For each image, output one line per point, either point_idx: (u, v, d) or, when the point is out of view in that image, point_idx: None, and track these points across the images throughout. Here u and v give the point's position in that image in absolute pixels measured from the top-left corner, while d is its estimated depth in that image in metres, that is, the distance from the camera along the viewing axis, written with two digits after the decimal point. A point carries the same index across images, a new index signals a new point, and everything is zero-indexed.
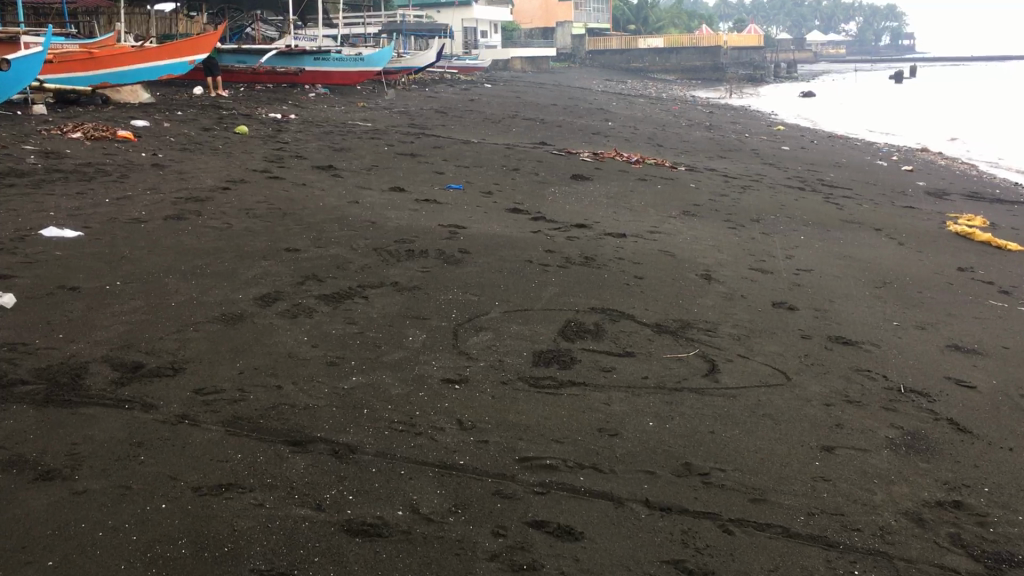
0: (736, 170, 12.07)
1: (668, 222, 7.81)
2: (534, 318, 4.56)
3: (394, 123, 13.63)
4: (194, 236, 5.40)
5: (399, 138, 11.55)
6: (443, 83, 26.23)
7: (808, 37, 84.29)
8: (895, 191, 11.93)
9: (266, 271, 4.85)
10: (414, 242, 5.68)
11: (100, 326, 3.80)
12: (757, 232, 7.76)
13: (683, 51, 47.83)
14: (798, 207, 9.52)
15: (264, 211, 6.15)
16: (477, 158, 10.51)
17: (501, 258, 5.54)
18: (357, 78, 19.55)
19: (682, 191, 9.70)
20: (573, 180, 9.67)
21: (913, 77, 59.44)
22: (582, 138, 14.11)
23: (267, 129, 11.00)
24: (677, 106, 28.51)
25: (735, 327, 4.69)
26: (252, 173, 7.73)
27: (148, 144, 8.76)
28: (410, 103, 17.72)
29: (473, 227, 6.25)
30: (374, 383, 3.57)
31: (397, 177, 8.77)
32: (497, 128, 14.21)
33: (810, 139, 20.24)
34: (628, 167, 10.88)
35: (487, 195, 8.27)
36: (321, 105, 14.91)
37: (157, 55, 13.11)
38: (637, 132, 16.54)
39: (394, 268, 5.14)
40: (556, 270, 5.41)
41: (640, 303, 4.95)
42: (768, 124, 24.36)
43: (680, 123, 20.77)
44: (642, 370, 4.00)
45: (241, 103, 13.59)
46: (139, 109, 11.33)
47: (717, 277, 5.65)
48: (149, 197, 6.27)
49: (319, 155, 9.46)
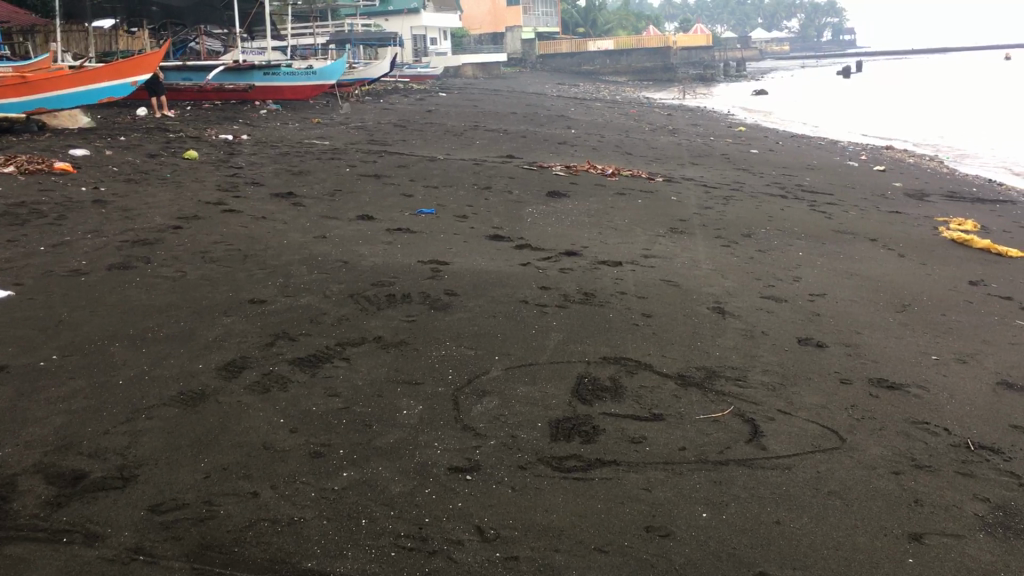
0: (713, 178, 11.62)
1: (658, 242, 7.29)
2: (542, 376, 3.99)
3: (352, 139, 12.99)
4: (144, 290, 4.75)
5: (360, 157, 10.92)
6: (398, 93, 25.60)
7: (753, 34, 84.87)
8: (876, 195, 11.56)
9: (229, 331, 4.23)
10: (394, 284, 5.09)
11: (28, 420, 3.15)
12: (753, 250, 7.27)
13: (634, 53, 47.62)
14: (787, 218, 9.07)
15: (222, 254, 5.50)
16: (445, 176, 9.91)
17: (493, 299, 4.96)
18: (310, 92, 18.70)
19: (664, 205, 9.19)
20: (549, 197, 9.13)
21: (858, 71, 59.86)
22: (549, 150, 13.59)
23: (219, 153, 10.32)
24: (634, 109, 28.18)
25: (767, 374, 4.17)
26: (206, 206, 7.07)
27: (89, 176, 8.05)
28: (367, 116, 17.06)
29: (456, 262, 5.67)
30: (367, 479, 2.97)
31: (363, 202, 8.16)
32: (461, 142, 13.63)
33: (774, 139, 19.94)
34: (603, 180, 10.35)
35: (462, 219, 7.69)
36: (274, 123, 14.23)
37: (97, 77, 12.26)
38: (603, 140, 16.05)
39: (375, 319, 4.55)
40: (555, 312, 4.85)
41: (654, 349, 4.41)
42: (729, 125, 24.09)
43: (641, 128, 20.37)
44: (678, 439, 3.45)
45: (189, 124, 12.86)
46: (80, 136, 10.58)
47: (729, 309, 5.14)
48: (91, 242, 5.60)
49: (277, 181, 8.82)
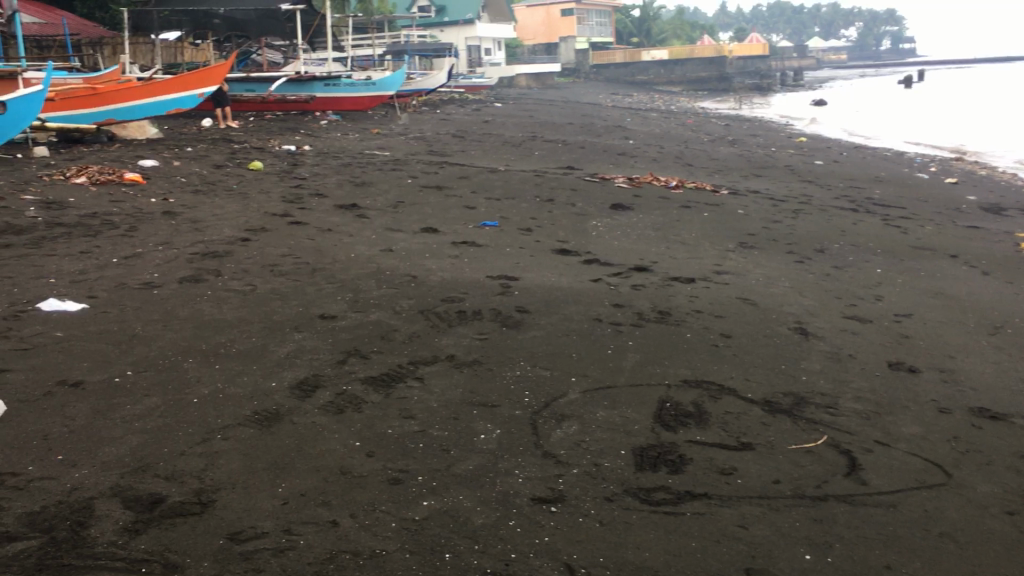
0: (779, 190, 11.35)
1: (729, 257, 7.09)
2: (622, 399, 3.84)
3: (412, 150, 12.97)
4: (215, 304, 4.70)
5: (421, 168, 10.87)
6: (454, 104, 25.62)
7: (809, 43, 83.76)
8: (950, 209, 11.18)
9: (301, 348, 4.15)
10: (464, 300, 4.99)
11: (105, 439, 3.09)
12: (829, 267, 7.03)
13: (689, 63, 47.17)
14: (859, 233, 8.79)
15: (290, 267, 5.46)
16: (508, 188, 9.80)
17: (566, 317, 4.82)
18: (369, 103, 18.76)
19: (732, 218, 8.97)
20: (613, 210, 8.97)
21: (920, 80, 58.61)
22: (609, 161, 13.42)
23: (282, 164, 10.36)
24: (691, 119, 27.87)
25: (858, 402, 3.97)
26: (272, 218, 7.06)
27: (158, 187, 8.10)
28: (425, 127, 17.06)
29: (526, 277, 5.55)
30: (449, 509, 2.84)
31: (426, 214, 8.09)
32: (520, 153, 13.52)
33: (838, 151, 19.50)
34: (667, 193, 10.16)
35: (527, 232, 7.58)
36: (334, 133, 14.30)
37: (164, 88, 12.43)
38: (663, 152, 15.83)
39: (447, 336, 4.44)
40: (631, 331, 4.70)
41: (737, 372, 4.23)
42: (789, 136, 23.67)
43: (701, 139, 20.08)
44: (770, 472, 3.27)
45: (252, 134, 12.96)
46: (147, 147, 10.71)
47: (812, 330, 4.94)
48: (161, 254, 5.59)
49: (340, 192, 8.80)
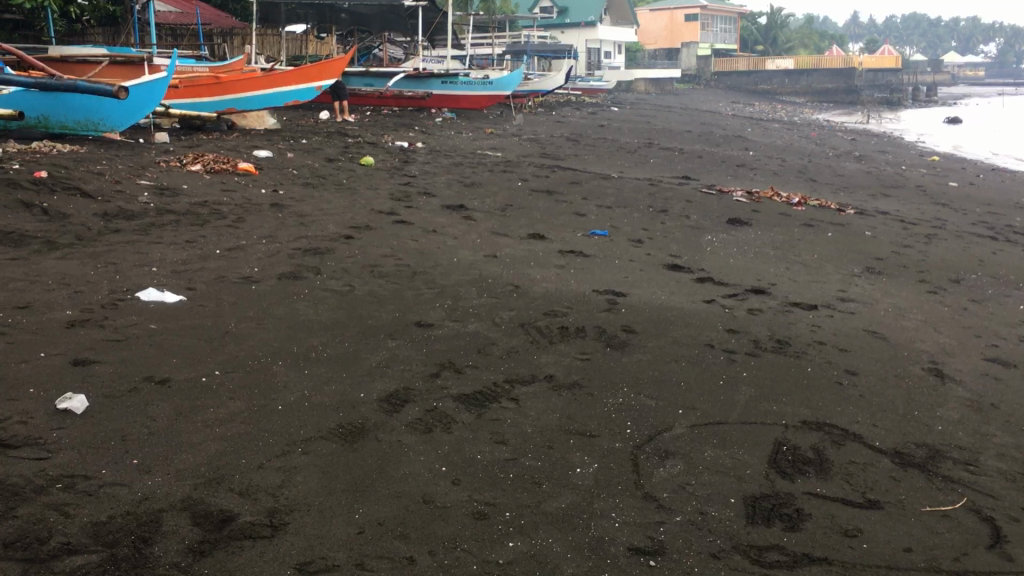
0: (910, 212, 10.66)
1: (855, 283, 6.61)
2: (733, 439, 3.51)
3: (525, 151, 12.78)
4: (311, 305, 4.58)
5: (532, 171, 10.66)
6: (570, 106, 25.38)
7: (945, 57, 80.09)
8: None
9: (394, 359, 3.98)
10: (567, 315, 4.73)
11: (183, 445, 2.97)
12: (965, 300, 6.47)
13: (815, 73, 45.65)
14: (999, 263, 8.12)
15: (391, 269, 5.31)
16: (620, 196, 9.49)
17: (676, 341, 4.50)
18: (485, 102, 18.68)
19: (857, 240, 8.42)
20: (730, 225, 8.55)
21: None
22: (727, 172, 12.92)
23: (394, 160, 10.31)
24: (815, 132, 26.86)
25: (1003, 460, 3.52)
26: (378, 215, 6.96)
27: (269, 178, 8.14)
28: (539, 128, 16.86)
29: (635, 294, 5.25)
30: (537, 553, 2.59)
31: (535, 219, 7.86)
32: (635, 160, 13.16)
33: (974, 172, 18.37)
34: (788, 209, 9.65)
35: (638, 244, 7.26)
36: (448, 131, 14.25)
37: (283, 80, 12.60)
38: (784, 165, 15.19)
39: (547, 354, 4.19)
40: (746, 360, 4.34)
41: (863, 415, 3.83)
42: (920, 154, 22.50)
43: (825, 153, 19.25)
44: (901, 538, 2.89)
45: (367, 129, 13.01)
46: (263, 137, 10.84)
47: (948, 372, 4.47)
48: (264, 248, 5.53)
49: (449, 192, 8.67)
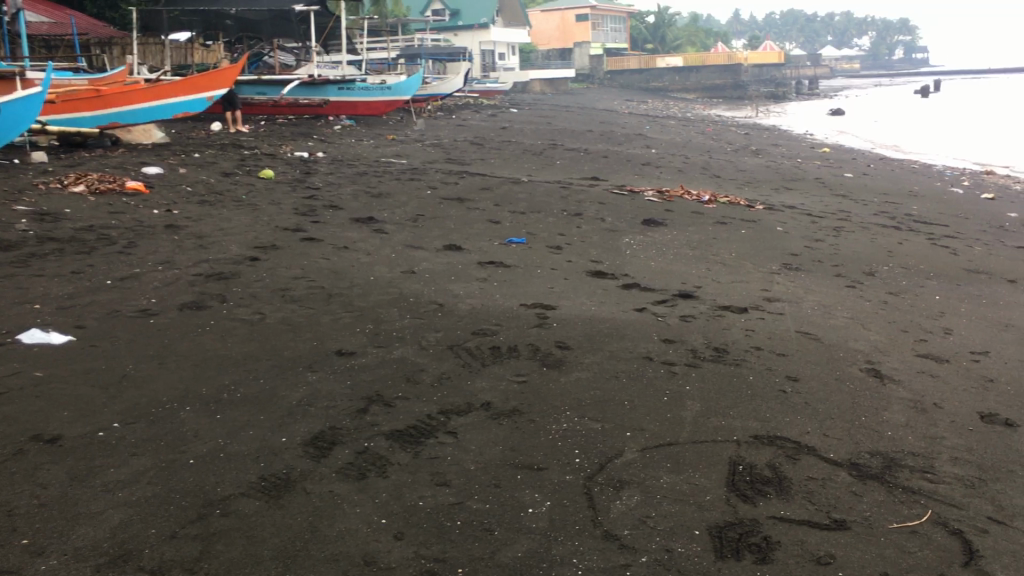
0: (815, 205, 10.77)
1: (776, 282, 6.54)
2: (687, 461, 3.31)
3: (429, 157, 12.48)
4: (218, 338, 4.22)
5: (439, 177, 10.37)
6: (469, 108, 25.13)
7: (824, 51, 83.03)
8: (996, 226, 10.59)
9: (316, 395, 3.66)
10: (496, 334, 4.47)
11: (81, 520, 2.61)
12: (884, 293, 6.48)
13: (704, 69, 46.59)
14: (908, 253, 8.22)
15: (303, 292, 4.97)
16: (531, 200, 9.28)
17: (613, 355, 4.30)
18: (384, 108, 18.28)
19: (770, 236, 8.41)
20: (645, 226, 8.45)
21: (936, 91, 57.73)
22: (633, 171, 12.87)
23: (295, 172, 9.86)
24: (710, 127, 27.30)
25: (958, 464, 3.41)
26: (283, 233, 6.57)
27: (161, 197, 7.63)
28: (441, 133, 16.56)
29: (563, 307, 5.03)
30: None
31: (448, 229, 7.57)
32: (541, 162, 13.00)
33: (865, 162, 18.90)
34: (700, 207, 9.61)
35: (556, 251, 7.06)
36: (348, 139, 13.81)
37: (172, 91, 11.96)
38: (687, 162, 15.27)
39: (480, 379, 3.93)
40: (686, 373, 4.16)
41: (813, 425, 3.68)
42: (812, 145, 23.08)
43: (723, 148, 19.48)
44: (874, 562, 2.73)
45: (263, 139, 12.48)
46: (151, 152, 10.24)
47: (886, 371, 4.38)
48: (161, 275, 5.11)
49: (355, 203, 8.31)
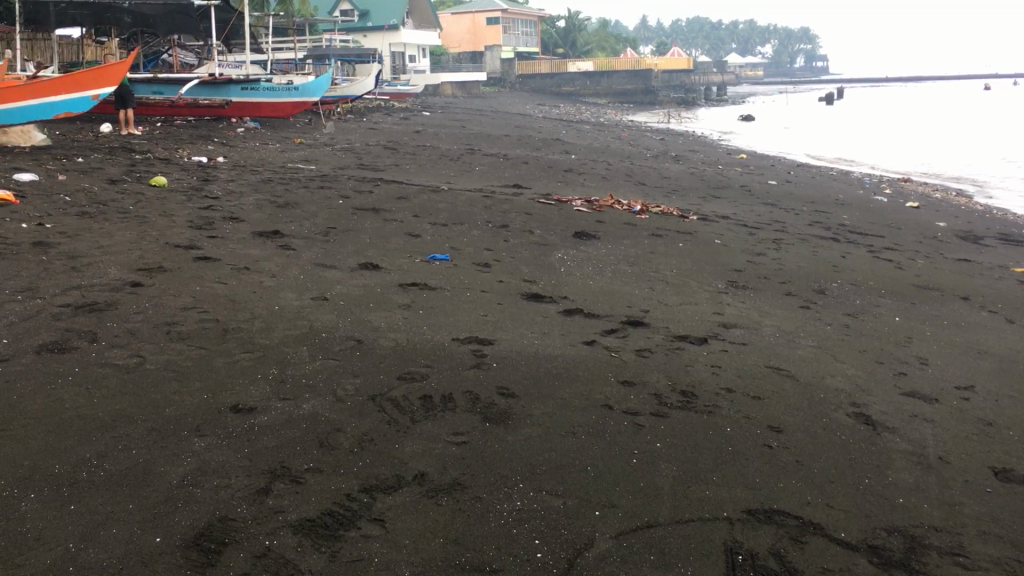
0: (747, 215, 10.36)
1: (726, 302, 6.02)
2: (674, 551, 2.66)
3: (340, 163, 11.65)
4: (81, 391, 3.38)
5: (353, 185, 9.59)
6: (380, 111, 24.23)
7: (728, 58, 84.63)
8: (928, 237, 10.37)
9: (205, 468, 2.89)
10: (427, 380, 3.77)
11: None
12: (841, 315, 6.00)
13: (614, 75, 46.55)
14: (852, 267, 7.83)
15: (194, 327, 4.16)
16: (454, 211, 8.59)
17: (566, 405, 3.64)
18: (291, 110, 17.31)
19: (710, 250, 7.89)
20: (578, 239, 7.85)
21: (837, 98, 59.15)
22: (555, 178, 12.27)
23: (191, 178, 8.92)
24: (625, 132, 27.00)
25: (989, 543, 2.88)
26: (174, 250, 5.73)
27: (33, 208, 6.68)
28: (353, 137, 15.69)
29: (503, 341, 4.35)
30: None
31: (363, 244, 6.81)
32: (459, 169, 12.29)
33: (783, 169, 18.78)
34: (631, 218, 9.07)
35: (486, 269, 6.39)
36: (252, 142, 12.87)
37: (51, 89, 10.81)
38: (610, 168, 14.76)
39: (411, 441, 3.21)
40: (654, 425, 3.53)
41: (813, 493, 3.09)
42: (728, 152, 22.97)
43: (642, 154, 19.11)
44: None
45: (156, 142, 11.42)
46: (28, 156, 9.17)
47: (876, 417, 3.84)
48: (18, 306, 4.23)
49: (259, 214, 7.48)
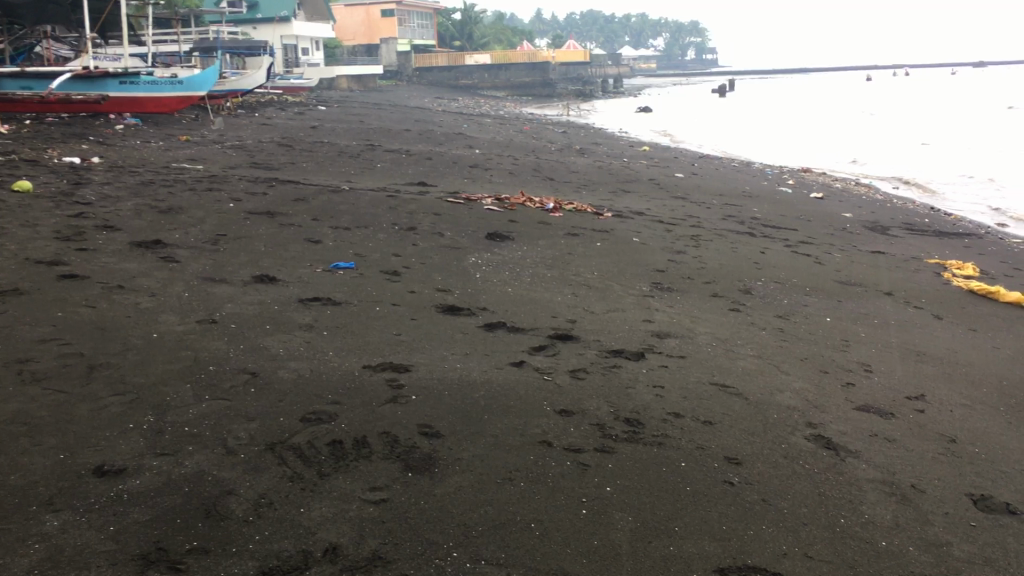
0: (660, 211, 10.06)
1: (654, 307, 5.64)
2: None
3: (230, 162, 10.88)
4: None
5: (245, 186, 8.90)
6: (272, 106, 23.22)
7: (623, 52, 85.59)
8: (838, 229, 10.28)
9: (58, 559, 2.30)
10: (336, 421, 3.23)
11: None
12: (773, 317, 5.70)
13: (512, 67, 46.22)
14: (773, 264, 7.58)
15: (54, 365, 3.52)
16: (357, 212, 8.01)
17: (498, 444, 3.16)
18: (177, 105, 16.36)
19: (629, 249, 7.52)
20: (490, 241, 7.38)
21: (730, 89, 60.27)
22: (460, 175, 11.77)
23: (62, 182, 8.09)
24: (527, 125, 26.67)
25: None
26: (35, 267, 5.02)
27: None
28: (244, 133, 14.84)
29: (421, 368, 3.83)
30: None
31: (258, 253, 6.18)
32: (360, 166, 11.67)
33: (686, 160, 18.73)
34: (543, 216, 8.65)
35: (394, 278, 5.86)
36: (132, 141, 11.95)
37: None
38: (516, 163, 14.32)
39: (320, 502, 2.68)
40: (600, 465, 3.08)
41: (790, 541, 2.69)
42: (630, 144, 22.83)
43: (546, 148, 18.74)
44: None
45: (23, 142, 10.42)
46: None
47: (837, 439, 3.48)
48: None
49: (139, 221, 6.77)
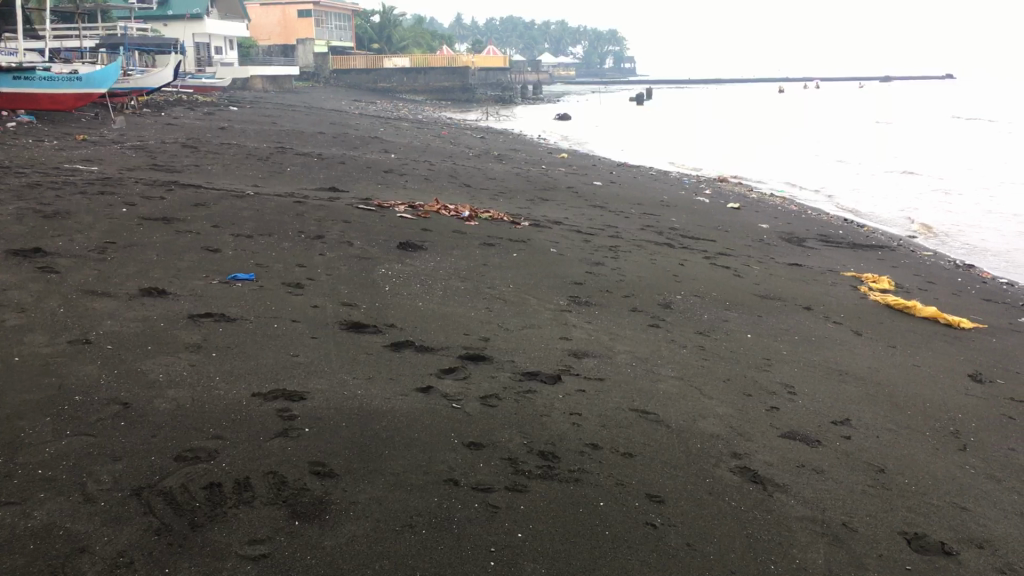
0: (579, 220, 9.87)
1: (571, 323, 5.41)
2: None
3: (129, 163, 10.28)
4: None
5: (141, 188, 8.38)
6: (180, 105, 22.37)
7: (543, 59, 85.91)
8: (756, 240, 10.26)
9: None
10: (216, 460, 2.87)
11: None
12: (693, 334, 5.51)
13: (431, 71, 45.79)
14: (693, 276, 7.44)
15: None
16: (262, 218, 7.59)
17: (399, 484, 2.85)
18: (74, 102, 15.57)
19: (546, 260, 7.28)
20: (403, 251, 7.05)
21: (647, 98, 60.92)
22: (374, 180, 11.39)
23: None
24: (445, 131, 26.33)
25: None
26: None
27: None
28: (147, 133, 14.15)
29: (316, 395, 3.48)
30: None
31: (150, 263, 5.73)
32: (269, 169, 11.18)
33: (604, 168, 18.68)
34: (459, 224, 8.36)
35: (297, 291, 5.48)
36: (22, 139, 11.22)
37: None
38: (433, 168, 13.99)
39: (190, 561, 2.33)
40: (512, 508, 2.79)
41: None
42: (549, 151, 22.69)
43: (464, 154, 18.47)
44: None
45: None
46: None
47: (763, 471, 3.28)
48: None
49: (18, 226, 6.23)
